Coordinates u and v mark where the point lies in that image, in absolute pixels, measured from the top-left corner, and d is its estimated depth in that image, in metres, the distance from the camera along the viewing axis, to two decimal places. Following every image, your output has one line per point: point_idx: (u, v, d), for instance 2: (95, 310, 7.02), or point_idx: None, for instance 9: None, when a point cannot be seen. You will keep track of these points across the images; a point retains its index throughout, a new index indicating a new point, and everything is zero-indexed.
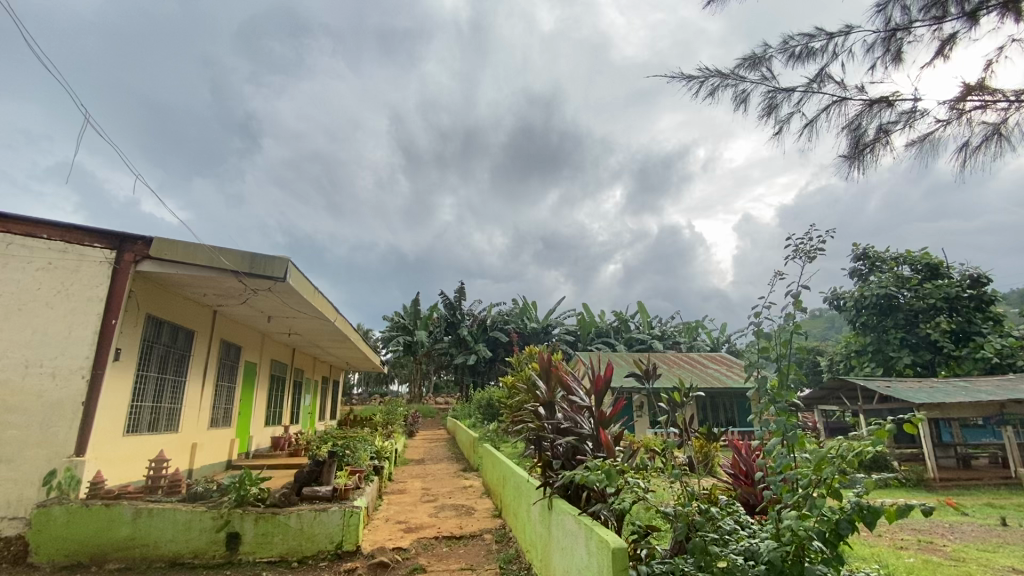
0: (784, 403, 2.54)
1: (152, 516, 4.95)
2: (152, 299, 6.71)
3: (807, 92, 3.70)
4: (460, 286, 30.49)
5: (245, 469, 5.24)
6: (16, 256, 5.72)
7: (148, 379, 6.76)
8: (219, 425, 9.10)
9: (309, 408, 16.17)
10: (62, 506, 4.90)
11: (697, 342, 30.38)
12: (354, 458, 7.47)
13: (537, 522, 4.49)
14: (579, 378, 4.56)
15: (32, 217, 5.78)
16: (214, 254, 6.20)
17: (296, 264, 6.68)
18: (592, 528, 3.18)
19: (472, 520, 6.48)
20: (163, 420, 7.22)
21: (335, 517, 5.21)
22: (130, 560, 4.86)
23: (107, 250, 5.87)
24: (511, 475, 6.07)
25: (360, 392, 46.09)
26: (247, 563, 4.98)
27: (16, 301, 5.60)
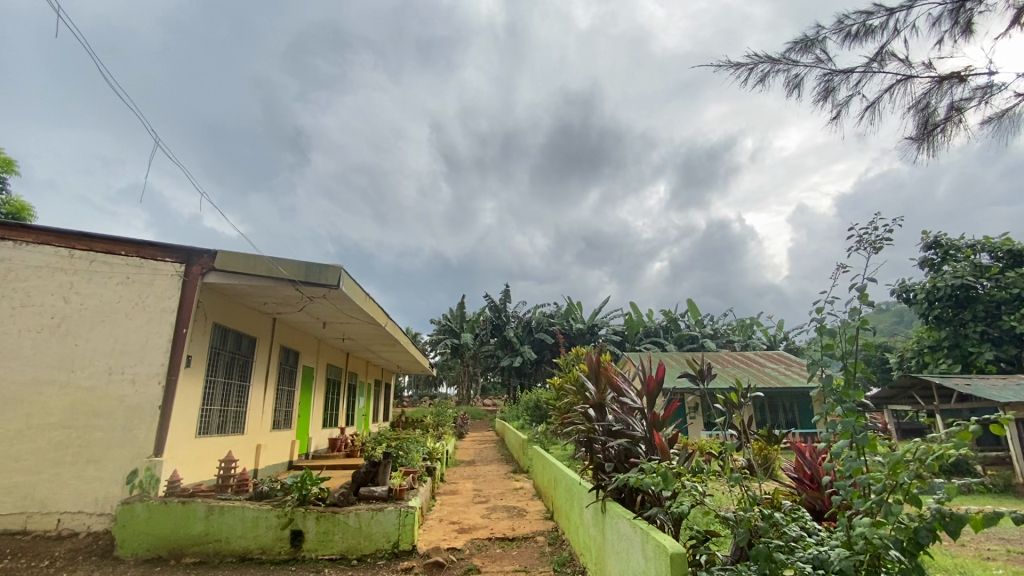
0: (851, 404, 2.39)
1: (223, 513, 5.25)
2: (218, 309, 7.12)
3: (867, 73, 3.51)
4: (505, 288, 30.68)
5: (306, 469, 5.48)
6: (98, 271, 6.19)
7: (215, 384, 7.18)
8: (280, 427, 9.53)
9: (363, 410, 16.72)
10: (143, 503, 5.26)
11: (752, 340, 29.20)
12: (407, 459, 7.65)
13: (590, 526, 4.44)
14: (629, 379, 4.47)
15: (111, 235, 6.26)
16: (273, 265, 6.51)
17: (348, 272, 6.92)
18: (649, 532, 3.11)
19: (524, 522, 6.50)
20: (231, 423, 7.64)
21: (391, 517, 5.35)
22: (204, 554, 5.16)
23: (178, 264, 6.31)
24: (562, 477, 6.03)
25: (411, 394, 47.18)
26: (310, 560, 5.18)
27: (99, 314, 6.07)
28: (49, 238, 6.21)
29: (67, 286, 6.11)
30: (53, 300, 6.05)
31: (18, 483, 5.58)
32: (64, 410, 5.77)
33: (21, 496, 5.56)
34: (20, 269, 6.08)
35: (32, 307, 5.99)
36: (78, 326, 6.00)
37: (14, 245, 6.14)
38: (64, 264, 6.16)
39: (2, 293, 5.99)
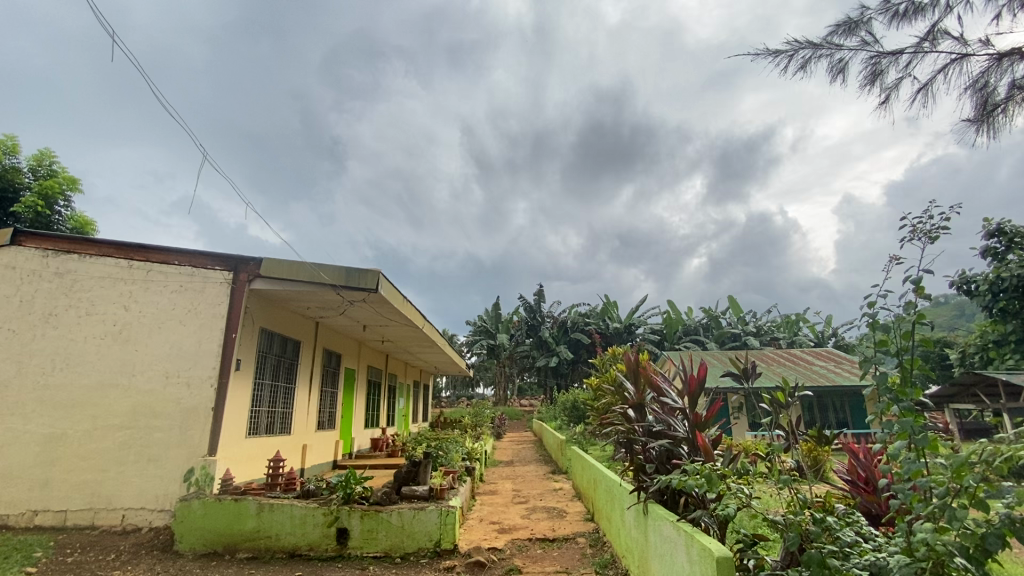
0: (909, 403, 2.27)
1: (273, 510, 5.45)
2: (264, 314, 7.41)
3: (917, 53, 3.34)
4: (540, 288, 30.65)
5: (350, 469, 5.63)
6: (154, 280, 6.54)
7: (263, 387, 7.47)
8: (325, 427, 9.83)
9: (403, 410, 17.03)
10: (200, 500, 5.52)
11: (798, 337, 28.08)
12: (447, 459, 7.74)
13: (632, 528, 4.37)
14: (669, 378, 4.38)
15: (166, 246, 6.61)
16: (315, 270, 6.71)
17: (386, 276, 7.07)
18: (693, 535, 3.03)
19: (564, 523, 6.46)
20: (278, 423, 7.93)
21: (433, 516, 5.42)
22: (257, 550, 5.37)
23: (226, 272, 6.60)
24: (602, 477, 5.96)
25: (449, 395, 47.68)
26: (356, 557, 5.31)
27: (156, 320, 6.42)
28: (110, 251, 6.60)
29: (127, 295, 6.49)
30: (115, 308, 6.43)
31: (86, 480, 5.96)
32: (126, 412, 6.13)
33: (89, 492, 5.94)
34: (84, 280, 6.48)
35: (97, 316, 6.39)
36: (137, 332, 6.36)
37: (79, 257, 6.55)
38: (123, 275, 6.54)
39: (70, 302, 6.42)
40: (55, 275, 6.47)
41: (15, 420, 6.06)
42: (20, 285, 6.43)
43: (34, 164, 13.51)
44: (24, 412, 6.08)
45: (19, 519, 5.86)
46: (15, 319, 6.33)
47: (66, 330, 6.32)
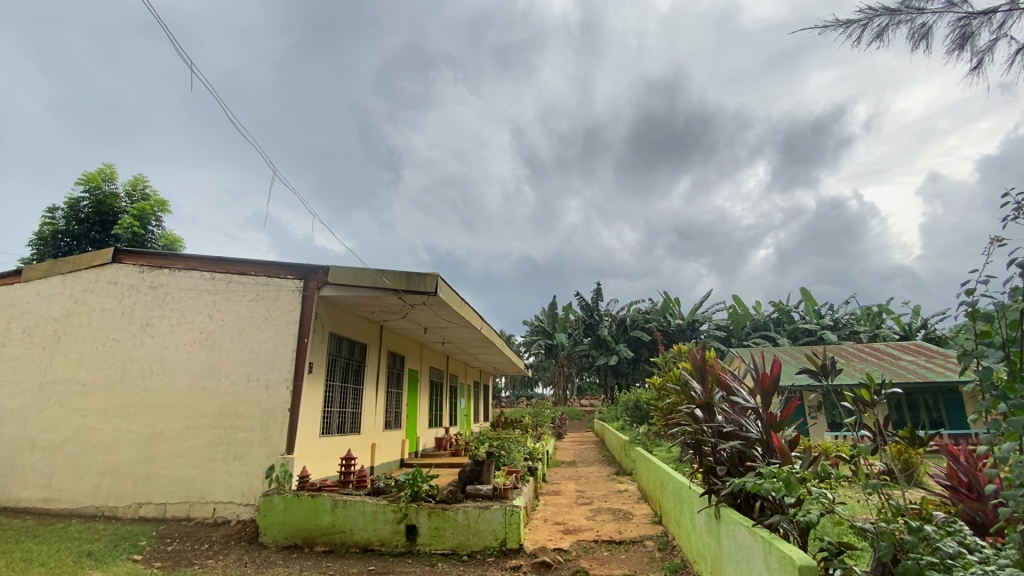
0: (1019, 400, 2.04)
1: (347, 506, 5.71)
2: (333, 319, 7.78)
3: (1014, 11, 3.01)
4: (597, 287, 30.25)
5: (416, 467, 5.79)
6: (234, 290, 7.03)
7: (334, 389, 7.84)
8: (391, 427, 10.18)
9: (465, 410, 17.33)
10: (281, 496, 5.87)
11: (882, 330, 26.02)
12: (509, 459, 7.79)
13: (703, 532, 4.22)
14: (739, 377, 4.17)
15: (243, 258, 7.09)
16: (377, 275, 6.94)
17: (444, 279, 7.22)
18: (771, 541, 2.88)
19: (631, 526, 6.32)
20: (349, 424, 8.31)
21: (498, 515, 5.47)
22: (333, 544, 5.64)
23: (298, 280, 7.00)
24: (669, 479, 5.78)
25: (509, 395, 47.99)
26: (425, 554, 5.45)
27: (237, 327, 6.90)
28: (196, 264, 7.17)
29: (211, 305, 7.01)
30: (201, 317, 6.97)
31: (182, 476, 6.50)
32: (213, 413, 6.62)
33: (184, 487, 6.47)
34: (174, 292, 7.07)
35: (186, 325, 6.95)
36: (220, 339, 6.86)
37: (170, 271, 7.16)
38: (207, 286, 7.07)
39: (164, 313, 7.02)
40: (150, 288, 7.10)
41: (121, 421, 6.71)
42: (121, 298, 7.11)
43: (129, 189, 14.92)
44: (128, 413, 6.72)
45: (126, 511, 6.48)
46: (117, 329, 7.01)
47: (160, 338, 6.92)
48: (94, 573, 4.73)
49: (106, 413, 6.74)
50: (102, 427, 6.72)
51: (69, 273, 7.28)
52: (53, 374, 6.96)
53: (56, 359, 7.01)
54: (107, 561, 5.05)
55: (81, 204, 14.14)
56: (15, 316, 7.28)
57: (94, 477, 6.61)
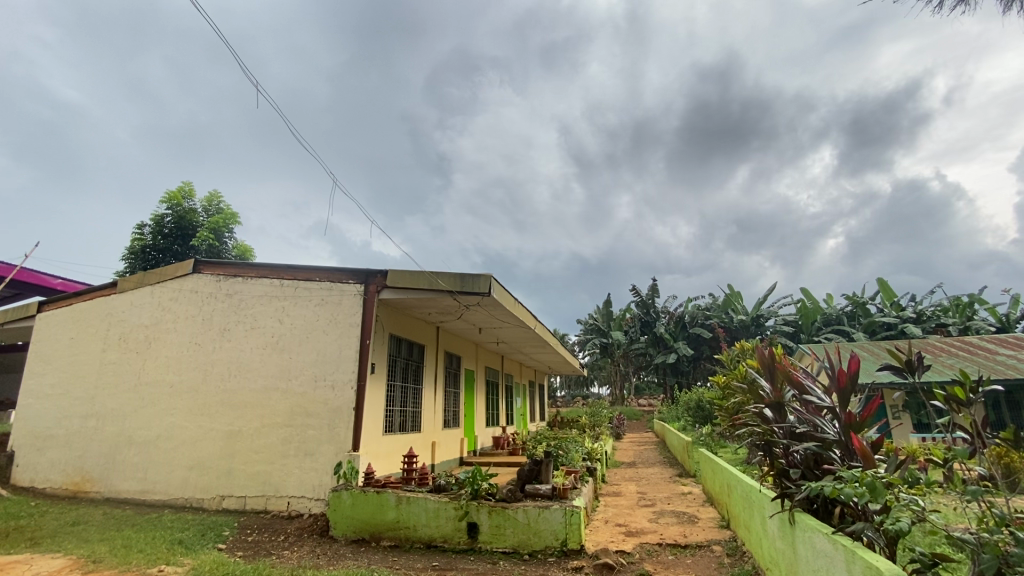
0: None
1: (410, 503, 5.87)
2: (392, 321, 8.03)
3: None
4: (653, 283, 29.52)
5: (476, 466, 5.86)
6: (301, 295, 7.40)
7: (395, 388, 8.09)
8: (450, 426, 10.38)
9: (521, 410, 17.39)
10: (348, 491, 6.12)
11: (974, 321, 23.74)
12: (568, 459, 7.74)
13: (777, 539, 4.00)
14: (813, 375, 3.92)
15: (308, 264, 7.46)
16: (433, 278, 7.09)
17: (497, 279, 7.26)
18: (854, 549, 2.70)
19: (697, 529, 6.10)
20: (409, 422, 8.54)
21: (558, 515, 5.44)
22: (398, 539, 5.82)
23: (359, 284, 7.29)
24: (737, 482, 5.53)
25: (565, 395, 47.70)
26: (487, 552, 5.51)
27: (305, 330, 7.26)
28: (266, 272, 7.62)
29: (281, 309, 7.41)
30: (273, 321, 7.38)
31: (259, 471, 6.92)
32: (285, 412, 7.01)
33: (261, 481, 6.88)
34: (248, 299, 7.53)
35: (259, 329, 7.39)
36: (290, 342, 7.24)
37: (243, 279, 7.64)
38: (277, 292, 7.49)
39: (239, 318, 7.50)
40: (226, 296, 7.62)
41: (205, 419, 7.23)
42: (201, 306, 7.66)
43: (206, 205, 16.07)
44: (210, 412, 7.23)
45: (211, 502, 6.97)
46: (199, 334, 7.56)
47: (236, 342, 7.40)
48: (185, 559, 5.13)
49: (192, 412, 7.29)
50: (188, 424, 7.27)
51: (157, 284, 7.93)
52: (146, 376, 7.61)
53: (148, 363, 7.65)
54: (196, 549, 5.45)
55: (165, 220, 15.39)
56: (113, 324, 8.01)
57: (183, 471, 7.16)
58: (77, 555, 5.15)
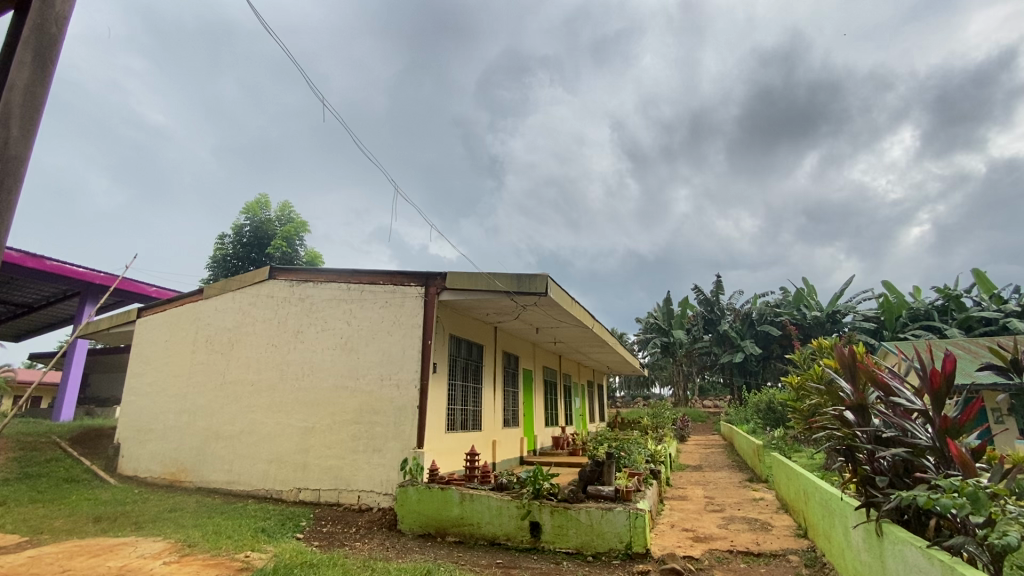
0: None
1: (473, 500, 5.98)
2: (452, 322, 8.21)
3: None
4: (716, 280, 28.39)
5: (537, 465, 5.88)
6: (367, 298, 7.73)
7: (456, 388, 8.27)
8: (510, 425, 10.48)
9: (580, 410, 17.26)
10: (414, 487, 6.31)
11: None
12: (630, 461, 7.58)
13: (862, 551, 3.73)
14: (901, 375, 3.62)
15: (372, 269, 7.77)
16: (490, 279, 7.18)
17: (554, 279, 7.25)
18: (951, 565, 2.48)
19: (771, 538, 5.80)
20: (471, 421, 8.70)
21: (621, 517, 5.35)
22: (463, 535, 5.94)
23: (420, 286, 7.51)
24: (816, 490, 5.20)
25: (625, 395, 46.73)
26: (550, 551, 5.51)
27: (371, 331, 7.57)
28: (334, 276, 8.00)
29: (348, 312, 7.76)
30: (341, 323, 7.74)
31: (331, 465, 7.29)
32: (354, 410, 7.34)
33: (334, 475, 7.24)
34: (318, 302, 7.95)
35: (328, 331, 7.78)
36: (358, 342, 7.58)
37: (314, 284, 8.07)
38: (344, 295, 7.85)
39: (310, 321, 7.93)
40: (299, 300, 8.07)
41: (282, 416, 7.70)
42: (277, 310, 8.17)
43: (279, 215, 17.13)
44: (287, 409, 7.70)
45: (289, 494, 7.42)
46: (276, 336, 8.06)
47: (308, 343, 7.83)
48: (268, 547, 5.49)
49: (270, 409, 7.79)
50: (268, 420, 7.77)
51: (238, 290, 8.53)
52: (230, 376, 8.21)
53: (231, 363, 8.25)
54: (277, 537, 5.83)
55: (244, 230, 16.55)
56: (200, 327, 8.71)
57: (264, 464, 7.67)
58: (175, 539, 5.64)
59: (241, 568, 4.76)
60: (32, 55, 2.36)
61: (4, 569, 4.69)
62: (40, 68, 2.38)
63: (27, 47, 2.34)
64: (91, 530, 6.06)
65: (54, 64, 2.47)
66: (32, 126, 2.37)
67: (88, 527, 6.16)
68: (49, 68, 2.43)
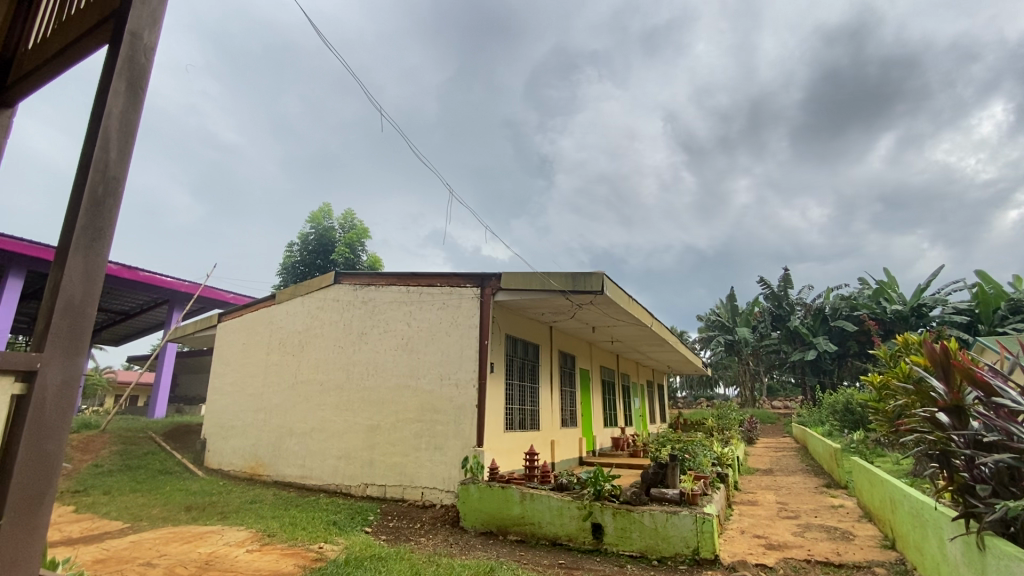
0: None
1: (534, 500, 5.98)
2: (508, 322, 8.27)
3: None
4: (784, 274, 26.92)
5: (598, 466, 5.80)
6: (425, 300, 7.92)
7: (513, 387, 8.32)
8: (568, 425, 10.42)
9: (639, 410, 16.89)
10: (475, 485, 6.41)
11: None
12: (695, 463, 7.31)
13: (960, 565, 3.42)
14: (1005, 373, 3.27)
15: (429, 271, 7.95)
16: (546, 278, 7.17)
17: (610, 277, 7.13)
18: None
19: (853, 548, 5.41)
20: (529, 420, 8.72)
21: (687, 521, 5.18)
22: (524, 534, 5.97)
23: (475, 287, 7.63)
24: (905, 498, 4.81)
25: (687, 395, 45.25)
26: (613, 553, 5.43)
27: (430, 333, 7.76)
28: (394, 280, 8.26)
29: (408, 313, 7.99)
30: (402, 325, 7.98)
31: (395, 462, 7.53)
32: (416, 408, 7.55)
33: (398, 472, 7.48)
34: (380, 305, 8.24)
35: (390, 332, 8.04)
36: (417, 343, 7.80)
37: (375, 287, 8.37)
38: (404, 298, 8.09)
39: (374, 323, 8.23)
40: (362, 303, 8.40)
41: (349, 414, 8.05)
42: (342, 313, 8.55)
43: (342, 222, 17.92)
44: (353, 408, 8.04)
45: (357, 489, 7.73)
46: (342, 338, 8.43)
47: (372, 344, 8.13)
48: (339, 539, 5.75)
49: (339, 408, 8.16)
50: (336, 418, 8.15)
51: (306, 295, 9.00)
52: (301, 376, 8.67)
53: (302, 364, 8.71)
54: (348, 530, 6.10)
55: (309, 238, 17.48)
56: (273, 330, 9.26)
57: (334, 459, 8.04)
58: (256, 528, 6.03)
59: (315, 558, 5.01)
60: (126, 84, 2.60)
61: (111, 552, 5.20)
62: (133, 95, 2.62)
63: (121, 77, 2.58)
64: (183, 518, 6.61)
65: (144, 91, 2.70)
66: (128, 150, 2.61)
67: (181, 515, 6.71)
68: (140, 95, 2.67)
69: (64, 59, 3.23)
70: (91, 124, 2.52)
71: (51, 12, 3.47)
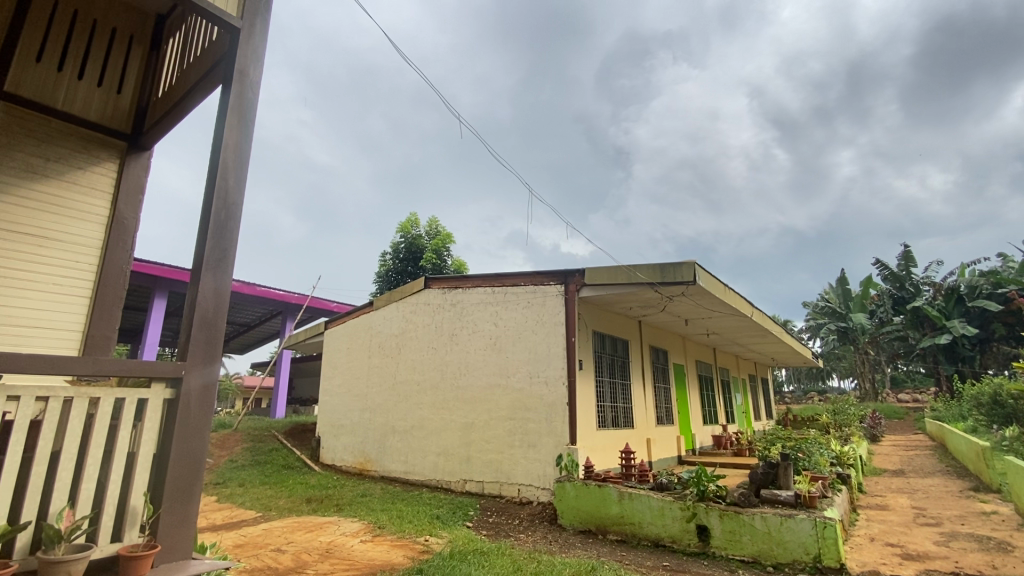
0: None
1: (633, 500, 5.83)
2: (595, 318, 8.16)
3: None
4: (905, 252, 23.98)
5: (700, 465, 5.53)
6: (511, 300, 8.01)
7: (604, 384, 8.18)
8: (664, 423, 10.04)
9: (742, 407, 15.87)
10: (571, 483, 6.36)
11: None
12: (811, 463, 6.70)
13: None
14: None
15: (514, 271, 8.02)
16: (632, 271, 6.95)
17: (703, 266, 6.76)
18: None
19: (1012, 561, 4.67)
20: (622, 418, 8.53)
21: (805, 526, 4.78)
22: (625, 534, 5.83)
23: (559, 284, 7.59)
24: None
25: (796, 389, 41.87)
26: (722, 557, 5.14)
27: (518, 331, 7.84)
28: (479, 281, 8.43)
29: (495, 313, 8.13)
30: (489, 325, 8.15)
31: (491, 459, 7.70)
32: (508, 407, 7.67)
33: (495, 468, 7.64)
34: (468, 306, 8.47)
35: (479, 332, 8.23)
36: (505, 342, 7.91)
37: (462, 290, 8.61)
38: (489, 298, 8.24)
39: (463, 324, 8.48)
40: (451, 305, 8.69)
41: (445, 413, 8.36)
42: (433, 316, 8.90)
43: (428, 230, 18.69)
44: (449, 407, 8.34)
45: (457, 485, 8.00)
46: (435, 340, 8.77)
47: (462, 345, 8.39)
48: (442, 532, 6.00)
49: (436, 406, 8.50)
50: (434, 416, 8.50)
51: (400, 300, 9.48)
52: (400, 376, 9.15)
53: (400, 365, 9.20)
54: (450, 524, 6.35)
55: (400, 247, 18.42)
56: (372, 335, 9.88)
57: (434, 456, 8.39)
58: (368, 520, 6.45)
59: (423, 550, 5.27)
60: (237, 117, 2.89)
61: (248, 538, 5.82)
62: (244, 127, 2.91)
63: (233, 113, 2.88)
64: (305, 508, 7.26)
65: (253, 123, 3.00)
66: (243, 177, 2.90)
67: (303, 506, 7.37)
68: (249, 127, 2.95)
69: (187, 102, 3.67)
70: (212, 158, 2.83)
71: (173, 61, 3.95)
